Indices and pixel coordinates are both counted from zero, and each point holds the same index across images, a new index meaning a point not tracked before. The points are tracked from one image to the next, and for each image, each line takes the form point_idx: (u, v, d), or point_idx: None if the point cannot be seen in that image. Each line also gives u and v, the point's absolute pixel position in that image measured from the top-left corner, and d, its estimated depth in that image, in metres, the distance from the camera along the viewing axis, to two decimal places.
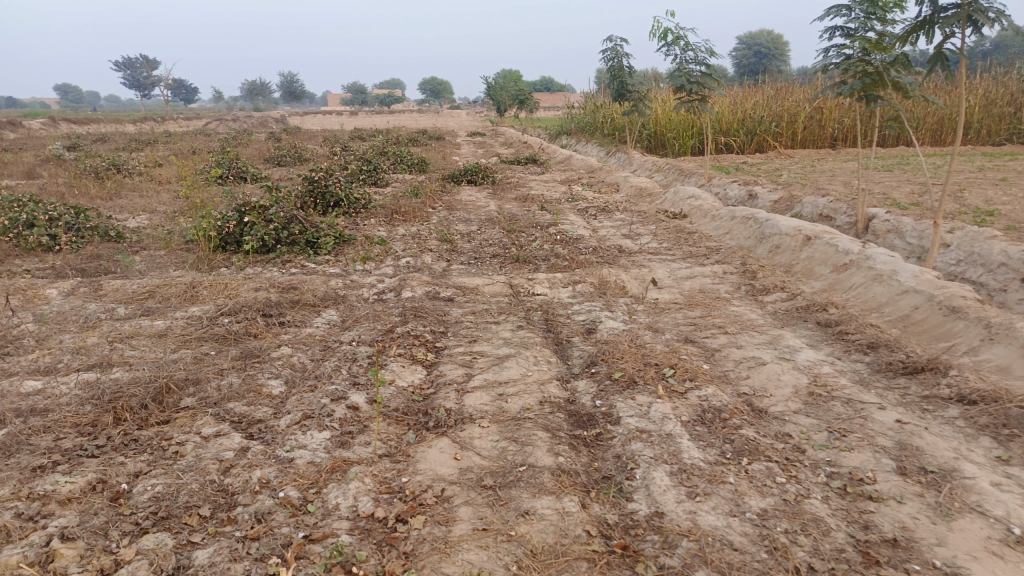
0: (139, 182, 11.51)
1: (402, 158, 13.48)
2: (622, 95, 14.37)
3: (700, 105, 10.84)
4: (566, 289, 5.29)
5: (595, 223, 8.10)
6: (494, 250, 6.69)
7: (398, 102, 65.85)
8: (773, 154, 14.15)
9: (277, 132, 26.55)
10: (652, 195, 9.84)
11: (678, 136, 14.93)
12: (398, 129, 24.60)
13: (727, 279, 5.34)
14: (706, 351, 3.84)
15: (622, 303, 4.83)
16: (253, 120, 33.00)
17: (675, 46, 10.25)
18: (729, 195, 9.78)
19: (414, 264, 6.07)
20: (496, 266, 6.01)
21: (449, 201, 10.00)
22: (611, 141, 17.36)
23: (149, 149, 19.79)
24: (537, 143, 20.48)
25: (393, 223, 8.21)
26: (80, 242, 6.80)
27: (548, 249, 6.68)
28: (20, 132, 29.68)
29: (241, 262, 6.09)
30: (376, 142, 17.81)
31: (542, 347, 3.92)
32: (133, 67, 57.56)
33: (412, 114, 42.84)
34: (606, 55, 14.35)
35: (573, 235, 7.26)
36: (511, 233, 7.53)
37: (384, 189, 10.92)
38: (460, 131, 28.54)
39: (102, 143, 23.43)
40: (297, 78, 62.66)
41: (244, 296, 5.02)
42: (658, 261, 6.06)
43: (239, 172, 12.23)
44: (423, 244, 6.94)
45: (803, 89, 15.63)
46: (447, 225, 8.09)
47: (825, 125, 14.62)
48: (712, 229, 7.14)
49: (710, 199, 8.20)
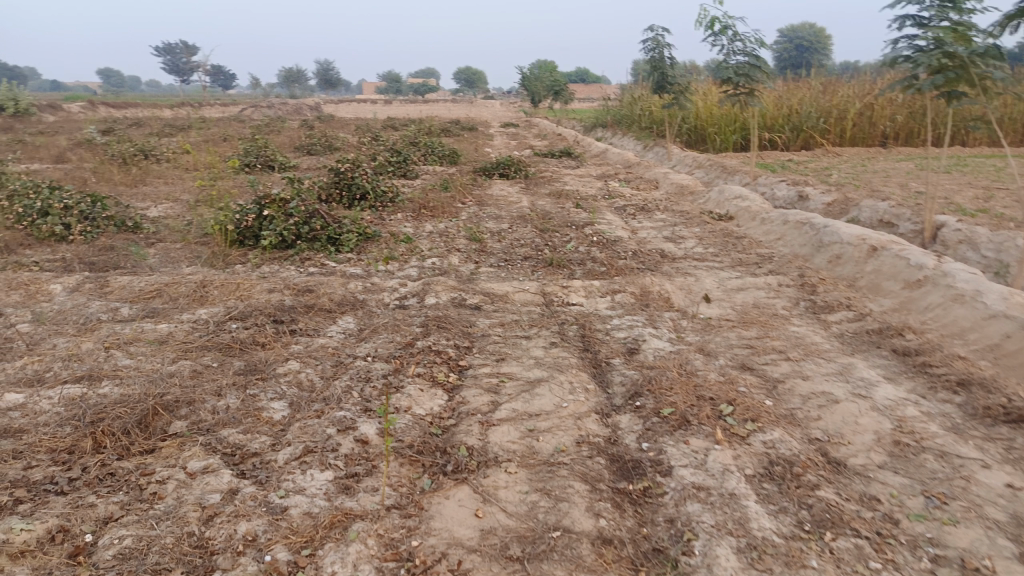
0: (165, 170, 11.29)
1: (434, 149, 13.10)
2: (662, 87, 13.79)
3: (747, 99, 10.24)
4: (604, 298, 4.83)
5: (634, 223, 7.61)
6: (526, 252, 6.26)
7: (432, 92, 65.51)
8: (820, 152, 13.46)
9: (310, 120, 26.37)
10: (694, 194, 9.30)
11: (720, 132, 14.31)
12: (430, 119, 24.24)
13: (783, 293, 4.83)
14: (767, 382, 3.36)
15: (667, 317, 4.37)
16: (287, 108, 32.97)
17: (723, 36, 9.67)
18: (777, 196, 9.20)
19: (441, 266, 5.67)
20: (528, 270, 5.58)
21: (479, 196, 9.57)
22: (648, 135, 16.78)
23: (182, 135, 19.73)
24: (572, 135, 19.96)
25: (421, 219, 7.81)
26: (95, 232, 6.53)
27: (584, 252, 6.22)
28: (59, 114, 29.98)
29: (258, 258, 5.74)
30: (408, 131, 17.45)
31: (578, 370, 3.47)
32: (173, 52, 58.18)
33: (445, 104, 42.55)
34: (647, 46, 13.77)
35: (611, 237, 6.79)
36: (544, 232, 7.08)
37: (413, 182, 10.54)
38: (493, 121, 28.11)
39: (137, 128, 23.50)
40: (332, 66, 62.63)
41: (257, 299, 4.65)
42: (705, 269, 5.56)
43: (267, 160, 11.94)
44: (451, 244, 6.53)
45: (855, 85, 14.84)
46: (477, 222, 7.67)
47: (877, 123, 13.86)
48: (762, 234, 6.61)
49: (759, 201, 7.65)
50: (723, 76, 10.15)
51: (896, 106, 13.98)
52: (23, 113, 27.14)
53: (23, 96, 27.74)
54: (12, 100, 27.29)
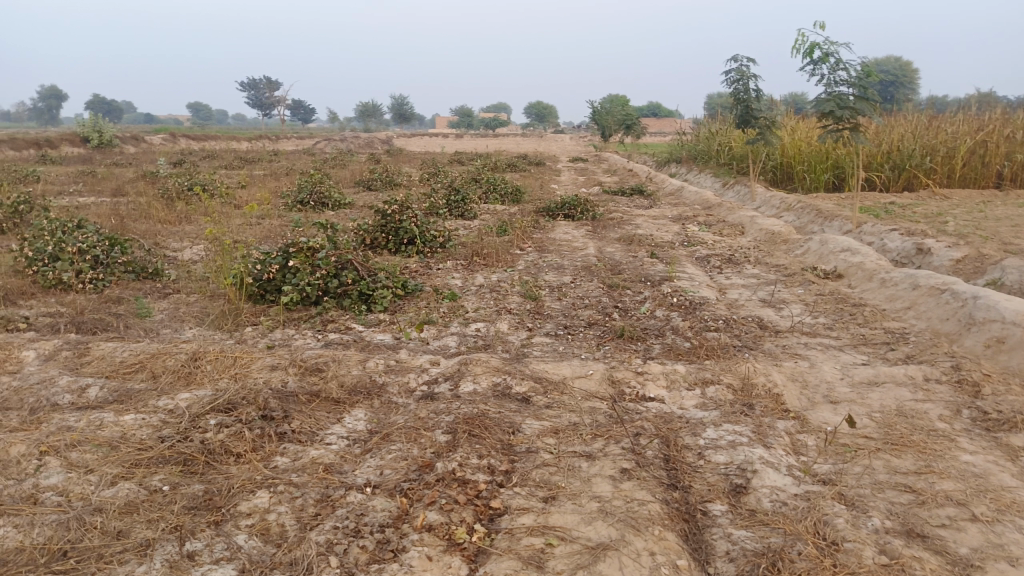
0: (215, 206, 10.76)
1: (496, 186, 12.25)
2: (746, 122, 12.59)
3: (850, 136, 8.96)
4: (692, 391, 3.72)
5: (720, 278, 6.49)
6: (592, 315, 5.22)
7: (503, 126, 65.49)
8: (925, 194, 11.96)
9: (379, 154, 26.20)
10: (788, 243, 8.06)
11: (810, 170, 12.95)
12: (496, 154, 23.61)
13: (933, 396, 3.61)
14: (955, 570, 2.20)
15: (781, 430, 3.22)
16: (359, 141, 33.14)
17: (825, 64, 8.49)
18: (888, 248, 7.88)
19: (486, 334, 4.67)
20: (592, 342, 4.52)
21: (541, 240, 8.59)
22: (727, 172, 15.58)
23: (250, 169, 19.53)
24: (643, 172, 18.95)
25: (472, 268, 6.87)
26: (108, 280, 5.84)
27: (661, 319, 5.12)
28: (142, 146, 30.81)
29: (274, 319, 4.88)
30: (472, 167, 16.77)
31: (662, 529, 2.39)
32: (256, 87, 60.43)
33: (514, 138, 42.29)
34: (730, 78, 12.58)
35: (694, 298, 5.68)
36: (613, 289, 6.03)
37: (470, 224, 9.65)
38: (562, 156, 27.38)
39: (209, 160, 23.83)
40: (406, 100, 63.61)
41: (253, 380, 3.74)
42: (819, 350, 4.41)
43: (320, 197, 11.29)
44: (502, 302, 5.54)
45: (965, 121, 13.28)
46: (536, 274, 6.69)
47: (990, 162, 12.28)
48: (886, 302, 5.37)
49: (874, 256, 6.39)
50: (823, 109, 8.90)
51: (1013, 144, 12.38)
52: (106, 144, 27.85)
53: (107, 128, 28.51)
54: (97, 132, 28.10)
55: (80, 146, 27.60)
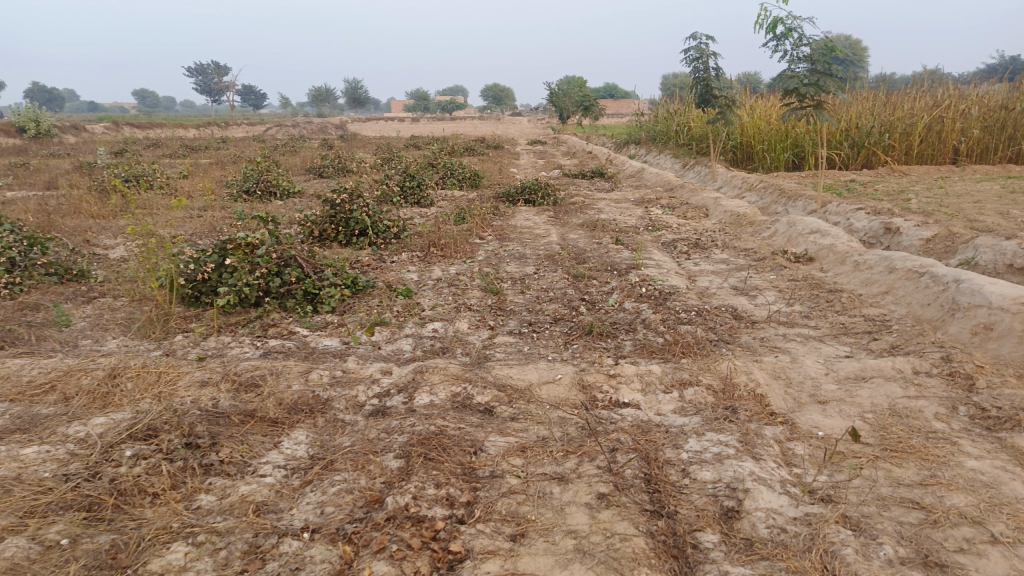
0: (153, 198, 10.13)
1: (453, 171, 11.81)
2: (706, 101, 12.33)
3: (814, 113, 8.72)
4: (669, 394, 3.40)
5: (689, 265, 6.21)
6: (557, 309, 4.89)
7: (459, 109, 64.60)
8: (885, 171, 11.88)
9: (332, 139, 25.48)
10: (756, 225, 7.82)
11: (770, 149, 12.77)
12: (454, 137, 23.09)
13: (926, 392, 3.36)
14: None
15: (770, 439, 2.92)
16: (312, 127, 32.24)
17: (788, 39, 8.24)
18: (856, 227, 7.71)
19: (443, 334, 4.28)
20: (558, 341, 4.17)
21: (501, 228, 8.21)
22: (687, 153, 15.39)
23: (196, 157, 18.74)
24: (602, 154, 18.68)
25: (429, 260, 6.47)
26: (24, 285, 5.30)
27: (631, 311, 4.80)
28: (82, 135, 29.43)
29: (208, 325, 4.43)
30: (429, 152, 16.28)
31: (649, 572, 2.08)
32: (204, 73, 58.53)
33: (471, 122, 41.70)
34: (689, 56, 12.29)
35: (663, 287, 5.39)
36: (579, 279, 5.71)
37: (426, 212, 9.22)
38: (520, 139, 26.98)
39: (154, 148, 22.86)
40: (360, 84, 62.33)
41: (179, 401, 3.31)
42: (800, 342, 4.14)
43: (268, 186, 10.74)
44: (461, 298, 5.16)
45: (921, 97, 13.24)
46: (497, 265, 6.33)
47: (947, 138, 12.25)
48: (862, 287, 5.14)
49: (845, 238, 6.17)
50: (787, 86, 8.64)
51: (969, 119, 12.37)
52: (44, 134, 26.51)
53: (44, 117, 27.02)
54: (33, 122, 26.68)
55: (15, 137, 26.21)
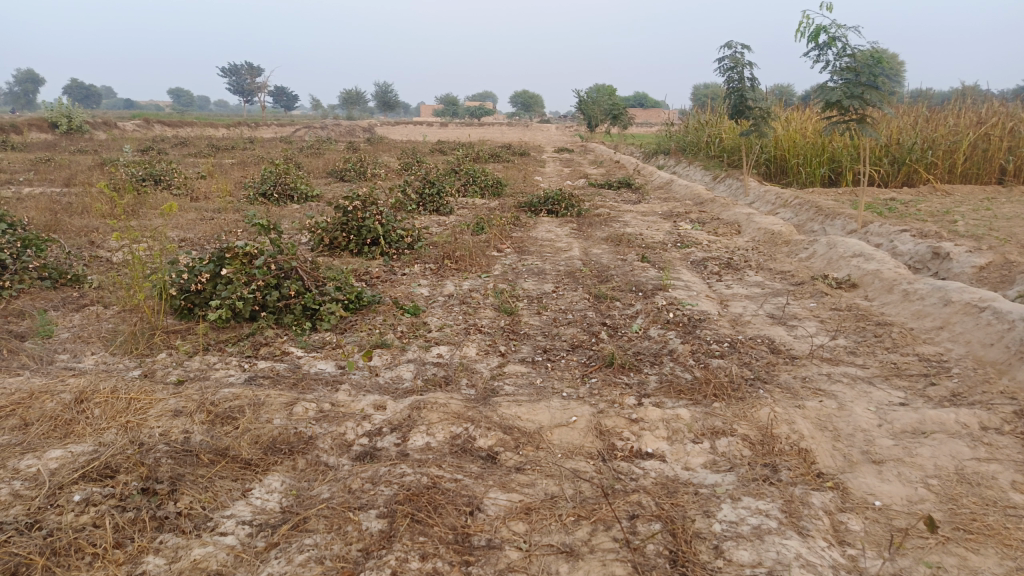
0: (168, 199, 9.89)
1: (476, 178, 11.45)
2: (740, 112, 11.85)
3: (858, 127, 8.20)
4: (699, 444, 2.98)
5: (720, 287, 5.78)
6: (576, 334, 4.49)
7: (488, 115, 64.47)
8: (927, 189, 11.31)
9: (358, 142, 25.34)
10: (792, 245, 7.34)
11: (805, 163, 12.24)
12: (480, 143, 22.77)
13: (999, 454, 2.89)
14: None
15: (817, 509, 2.49)
16: (340, 129, 32.18)
17: (831, 48, 7.75)
18: (900, 251, 7.21)
19: (449, 361, 3.90)
20: (575, 373, 3.77)
21: (520, 240, 7.83)
22: (717, 165, 14.90)
23: (219, 158, 18.63)
24: (630, 163, 18.25)
25: (442, 273, 6.10)
26: (13, 289, 5.01)
27: (656, 339, 4.37)
28: (113, 132, 29.53)
29: (197, 342, 4.10)
30: (453, 157, 15.97)
31: None
32: (237, 73, 59.00)
33: (498, 128, 41.49)
34: (724, 65, 11.82)
35: (693, 311, 4.96)
36: (601, 300, 5.31)
37: (445, 220, 8.88)
38: (547, 146, 26.63)
39: (181, 147, 22.82)
40: (390, 88, 62.46)
41: (146, 433, 2.95)
42: (848, 385, 3.69)
43: (286, 189, 10.49)
44: (472, 318, 4.77)
45: (965, 113, 12.61)
46: (514, 281, 5.95)
47: (994, 157, 11.63)
48: (913, 320, 4.67)
49: (891, 264, 5.69)
50: (829, 98, 8.13)
51: (1017, 137, 11.72)
52: (76, 131, 26.62)
53: (76, 114, 27.12)
54: (65, 117, 26.76)
55: (47, 133, 26.37)
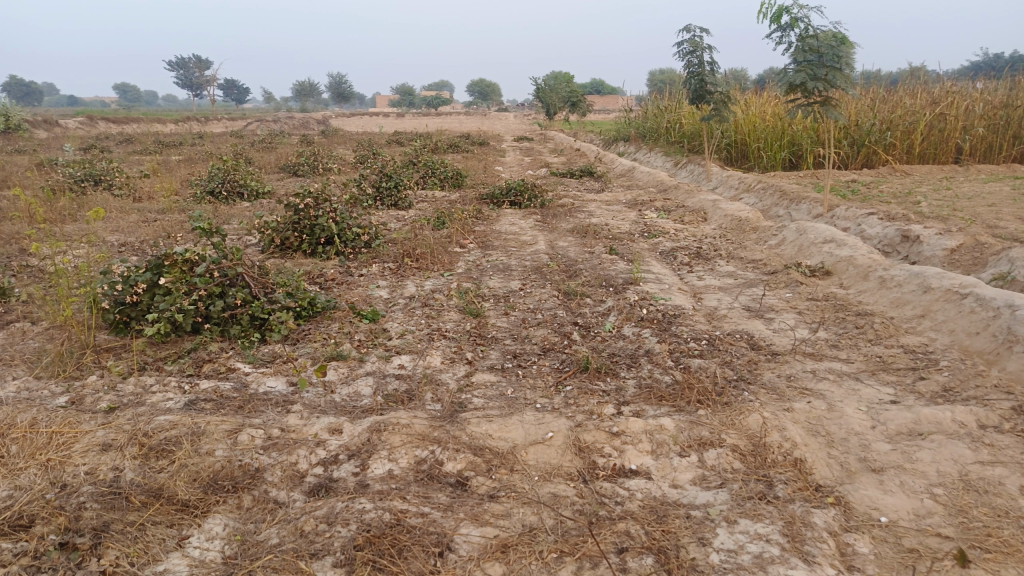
0: (108, 200, 9.33)
1: (435, 170, 11.10)
2: (700, 97, 11.69)
3: (822, 110, 8.05)
4: (687, 459, 2.74)
5: (692, 279, 5.58)
6: (546, 335, 4.23)
7: (445, 105, 63.74)
8: (886, 171, 11.31)
9: (313, 136, 24.68)
10: (760, 231, 7.19)
11: (766, 147, 12.16)
12: (439, 133, 22.35)
13: (1002, 456, 2.72)
14: None
15: (821, 530, 2.28)
16: (294, 122, 31.38)
17: (794, 29, 7.58)
18: (868, 235, 7.11)
19: (411, 372, 3.61)
20: (548, 381, 3.50)
21: (483, 234, 7.54)
22: (678, 150, 14.78)
23: (166, 154, 17.89)
24: (591, 151, 18.04)
25: (402, 273, 5.79)
26: None
27: (632, 339, 4.13)
28: (54, 130, 28.25)
29: (132, 360, 3.73)
30: (410, 149, 15.57)
31: None
32: (185, 66, 57.24)
33: (456, 117, 40.98)
34: (683, 49, 11.63)
35: (666, 306, 4.74)
36: (570, 297, 5.06)
37: (404, 215, 8.54)
38: (506, 135, 26.30)
39: (127, 144, 21.89)
40: (344, 79, 61.34)
41: (69, 473, 2.60)
42: (834, 383, 3.50)
43: (236, 186, 10.01)
44: (435, 321, 4.48)
45: (921, 94, 12.64)
46: (478, 279, 5.66)
47: (950, 137, 11.69)
48: (892, 308, 4.51)
49: (864, 249, 5.55)
50: (793, 80, 7.95)
51: (972, 117, 11.78)
52: (14, 129, 25.33)
53: (13, 111, 25.83)
54: (3, 116, 25.46)
55: None
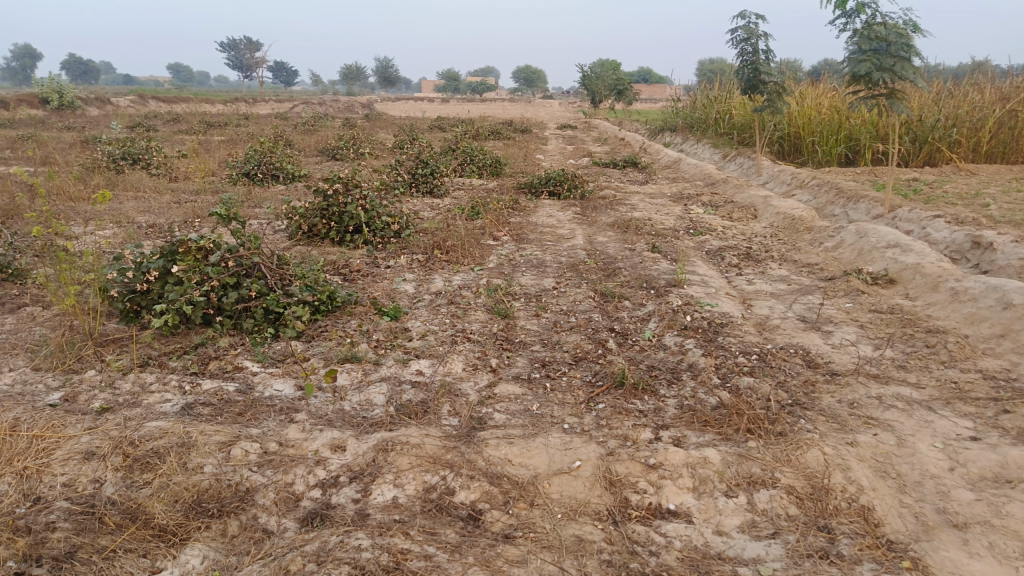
0: (144, 180, 9.24)
1: (473, 157, 10.80)
2: (753, 87, 11.11)
3: (887, 103, 7.47)
4: (733, 500, 2.38)
5: (740, 282, 5.18)
6: (579, 341, 3.89)
7: (489, 91, 63.29)
8: (950, 169, 10.63)
9: (356, 119, 24.58)
10: (815, 232, 6.71)
11: (821, 141, 11.53)
12: (482, 119, 22.03)
13: None
14: None
15: None
16: (339, 105, 31.39)
17: (861, 15, 7.05)
18: (934, 239, 6.58)
19: (430, 379, 3.31)
20: (579, 396, 3.17)
21: (519, 226, 7.22)
22: (727, 143, 14.21)
23: (210, 135, 17.92)
24: (636, 141, 17.53)
25: (430, 266, 5.50)
26: None
27: (673, 350, 3.77)
28: (106, 108, 28.69)
29: (136, 354, 3.50)
30: (451, 135, 15.28)
31: None
32: (236, 47, 57.85)
33: (500, 104, 40.62)
34: (736, 36, 11.06)
35: (713, 313, 4.36)
36: (607, 298, 4.70)
37: (438, 203, 8.26)
38: (550, 122, 25.88)
39: (174, 124, 22.05)
40: (390, 63, 61.35)
41: (44, 484, 2.36)
42: (904, 412, 3.09)
43: (271, 168, 9.85)
44: (460, 321, 4.18)
45: (991, 89, 11.86)
46: (510, 275, 5.34)
47: (1022, 135, 10.91)
48: (967, 325, 4.06)
49: (932, 256, 5.07)
50: (857, 71, 7.39)
51: None
52: (67, 107, 25.70)
53: (67, 89, 26.21)
54: (57, 93, 25.87)
55: (38, 109, 25.48)
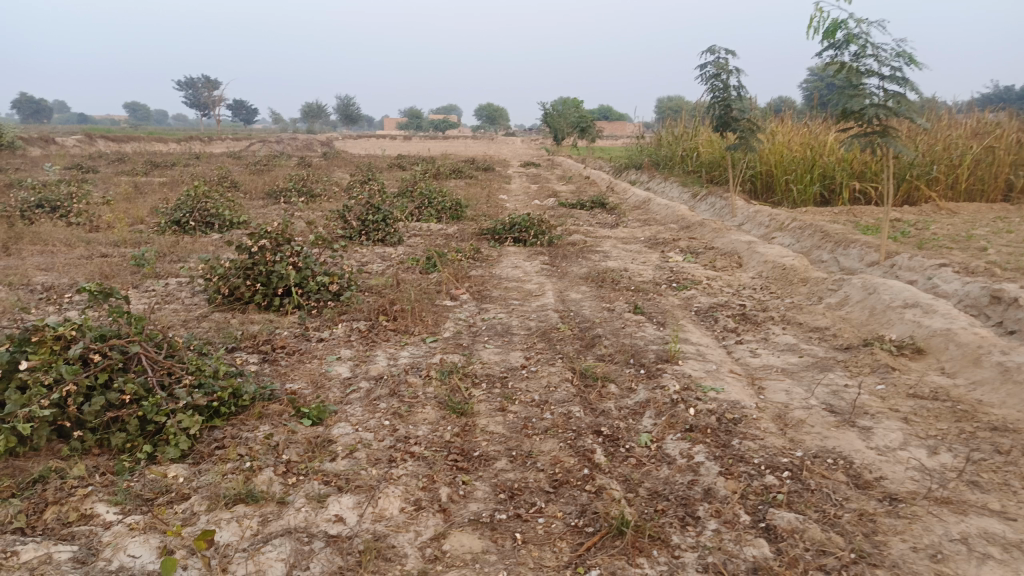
0: (56, 231, 8.14)
1: (431, 200, 9.95)
2: (725, 124, 10.50)
3: (879, 140, 6.79)
4: None
5: (743, 355, 4.35)
6: (555, 452, 2.99)
7: (451, 127, 63.03)
8: (931, 208, 10.09)
9: (311, 158, 23.55)
10: (812, 284, 5.95)
11: (796, 180, 10.94)
12: (445, 159, 21.23)
13: None
14: None
15: None
16: (297, 143, 30.39)
17: (851, 46, 6.41)
18: (943, 292, 5.87)
19: (352, 531, 2.37)
20: (562, 557, 2.27)
21: (480, 281, 6.35)
22: (697, 181, 13.62)
23: (152, 176, 16.76)
24: (602, 179, 16.92)
25: (373, 338, 4.58)
26: None
27: (679, 464, 2.89)
28: (50, 148, 27.23)
29: None
30: (409, 175, 14.43)
31: None
32: (194, 86, 56.54)
33: (461, 141, 40.16)
34: (707, 72, 10.49)
35: (721, 403, 3.49)
36: (587, 381, 3.83)
37: (389, 254, 7.36)
38: (513, 160, 25.30)
39: (118, 164, 20.73)
40: (352, 102, 60.69)
41: None
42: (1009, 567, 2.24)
43: (205, 215, 8.85)
44: (402, 423, 3.25)
45: (965, 125, 11.45)
46: (467, 348, 4.44)
47: (1000, 171, 10.44)
48: None
49: (963, 320, 4.31)
50: (845, 107, 6.72)
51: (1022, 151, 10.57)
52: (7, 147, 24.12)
53: (5, 127, 24.76)
54: None
55: None
